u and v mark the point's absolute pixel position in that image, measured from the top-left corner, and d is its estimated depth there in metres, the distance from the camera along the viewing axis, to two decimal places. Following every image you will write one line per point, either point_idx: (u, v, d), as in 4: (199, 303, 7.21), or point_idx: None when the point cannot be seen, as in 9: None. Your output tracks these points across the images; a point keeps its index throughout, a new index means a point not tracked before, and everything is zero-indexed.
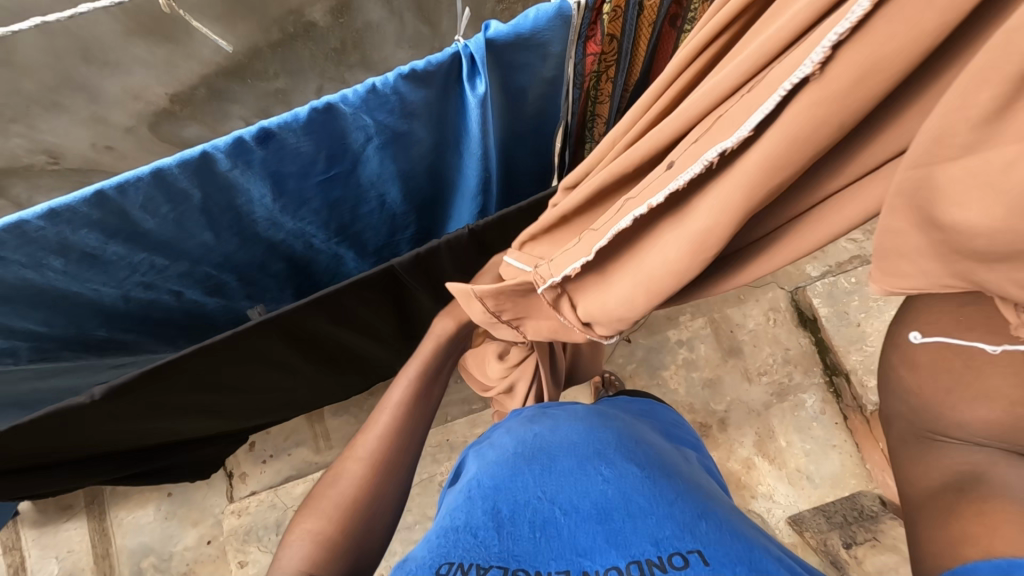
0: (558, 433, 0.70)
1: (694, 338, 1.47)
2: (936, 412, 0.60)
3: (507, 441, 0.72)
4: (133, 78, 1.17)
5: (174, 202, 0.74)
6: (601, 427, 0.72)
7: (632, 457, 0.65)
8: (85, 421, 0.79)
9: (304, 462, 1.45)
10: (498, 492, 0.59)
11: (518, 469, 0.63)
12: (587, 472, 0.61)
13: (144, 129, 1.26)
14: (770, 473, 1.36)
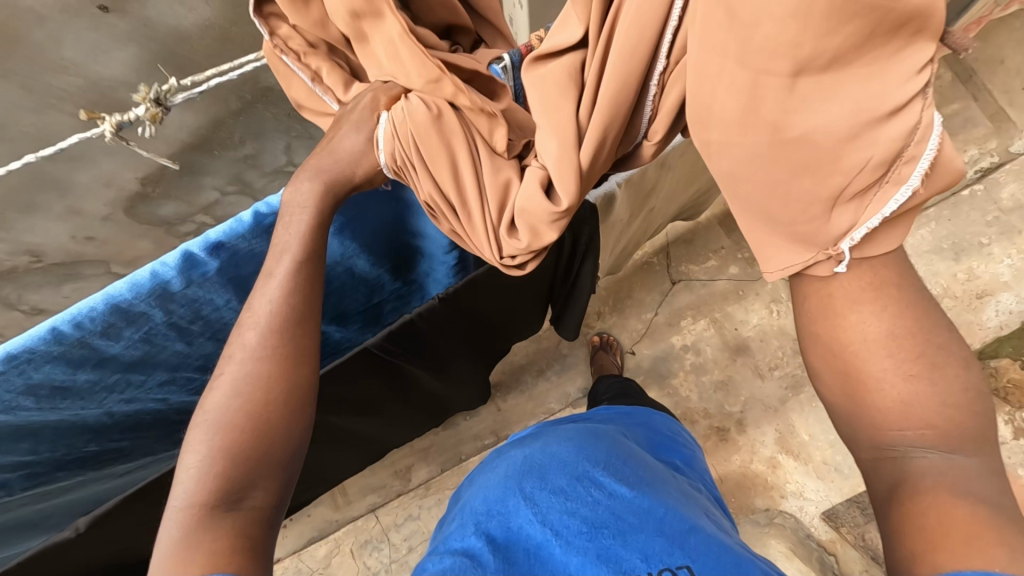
0: (546, 446, 0.64)
1: (699, 341, 1.43)
2: (867, 418, 0.54)
3: (498, 459, 0.67)
4: (101, 170, 1.15)
5: (137, 325, 0.74)
6: (591, 440, 0.65)
7: (621, 472, 0.61)
8: (69, 558, 0.81)
9: (323, 521, 1.43)
10: (490, 516, 0.57)
11: (506, 488, 0.60)
12: (578, 493, 0.58)
13: (121, 214, 1.29)
14: (796, 469, 1.33)
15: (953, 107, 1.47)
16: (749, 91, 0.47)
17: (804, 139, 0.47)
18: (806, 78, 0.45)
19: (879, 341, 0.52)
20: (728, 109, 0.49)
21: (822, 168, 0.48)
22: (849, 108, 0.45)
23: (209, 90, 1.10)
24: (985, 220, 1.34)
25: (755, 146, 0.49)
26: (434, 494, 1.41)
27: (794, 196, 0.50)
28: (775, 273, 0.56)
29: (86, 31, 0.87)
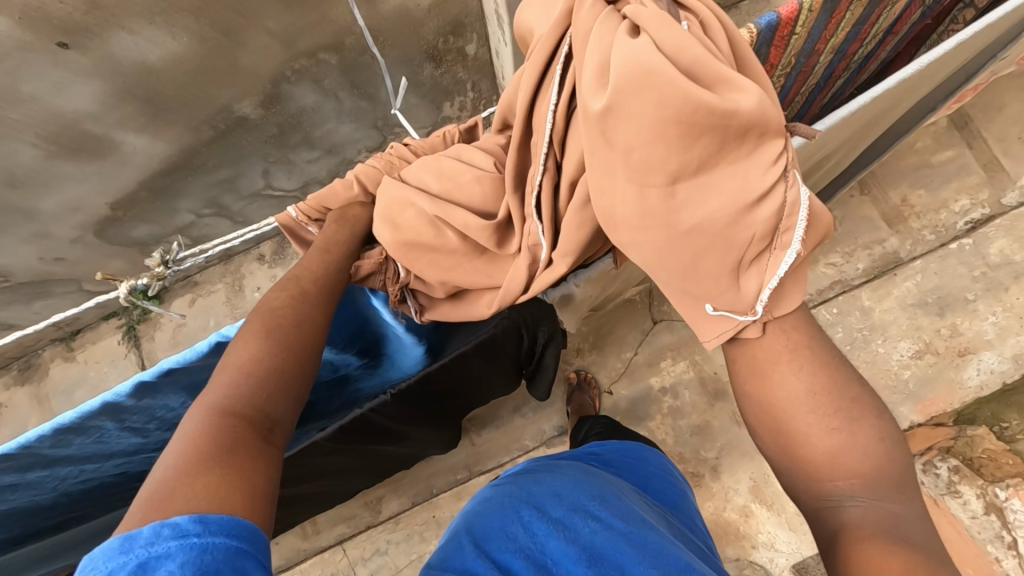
0: (543, 480, 0.67)
1: (677, 384, 1.41)
2: (802, 472, 0.55)
3: (496, 490, 0.70)
4: (68, 197, 1.12)
5: (89, 435, 0.72)
6: (589, 477, 0.69)
7: (616, 507, 0.62)
8: None
9: (291, 550, 1.41)
10: (489, 538, 0.59)
11: (503, 514, 0.62)
12: (577, 521, 0.59)
13: (91, 236, 1.26)
14: (769, 519, 1.31)
15: (946, 155, 1.41)
16: (638, 197, 0.50)
17: (695, 225, 0.50)
18: (680, 181, 0.48)
19: (800, 400, 0.54)
20: (623, 217, 0.52)
21: (712, 248, 0.50)
22: (724, 199, 0.48)
23: (180, 120, 1.06)
24: (971, 275, 1.32)
25: (656, 239, 0.52)
26: (403, 529, 1.39)
27: (703, 276, 0.52)
28: (712, 340, 0.57)
29: (44, 65, 0.84)
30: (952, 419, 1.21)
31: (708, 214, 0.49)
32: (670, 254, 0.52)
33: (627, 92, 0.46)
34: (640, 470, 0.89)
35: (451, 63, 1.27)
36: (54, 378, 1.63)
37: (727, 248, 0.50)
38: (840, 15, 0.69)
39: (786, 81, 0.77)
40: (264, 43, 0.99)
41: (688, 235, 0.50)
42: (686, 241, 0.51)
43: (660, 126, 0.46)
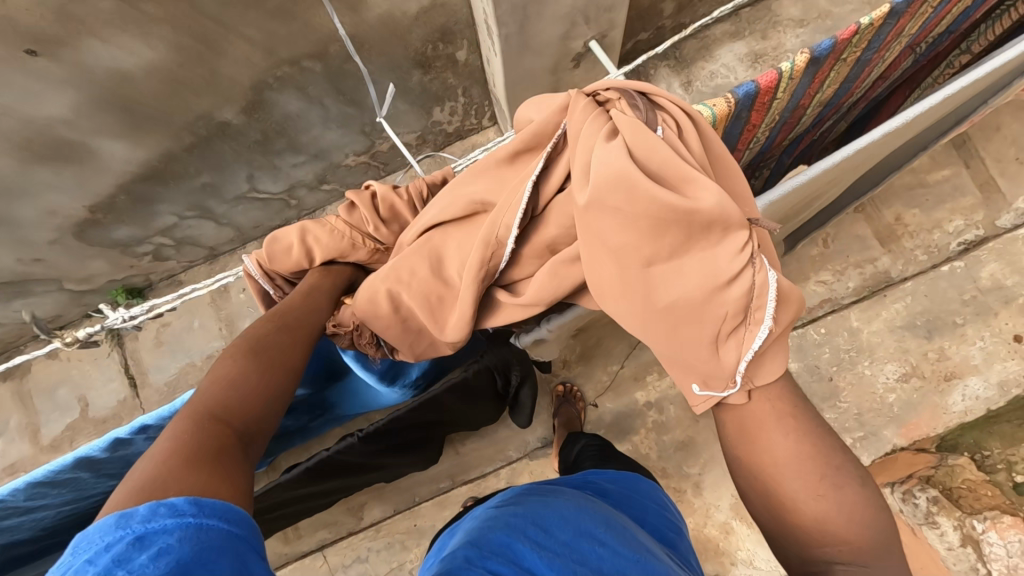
0: (549, 504, 0.70)
1: (663, 399, 1.41)
2: (792, 533, 0.54)
3: (500, 508, 0.72)
4: (43, 200, 1.09)
5: (63, 484, 0.73)
6: (591, 507, 0.72)
7: (622, 535, 0.67)
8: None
9: (273, 554, 1.41)
10: (496, 556, 0.61)
11: (509, 534, 0.64)
12: (586, 545, 0.63)
13: (69, 238, 1.24)
14: (748, 537, 1.31)
15: (943, 173, 1.39)
16: (616, 276, 0.54)
17: (668, 303, 0.53)
18: (651, 263, 0.53)
19: (788, 464, 0.52)
20: (606, 294, 0.56)
21: (688, 325, 0.53)
22: (693, 279, 0.52)
23: (158, 126, 1.04)
24: (961, 299, 1.31)
25: (633, 314, 0.55)
26: (385, 537, 1.39)
27: (684, 351, 0.55)
28: (702, 404, 0.56)
29: (14, 74, 0.82)
30: (935, 444, 1.21)
31: (680, 292, 0.52)
32: (650, 327, 0.55)
33: (605, 191, 0.52)
34: (637, 496, 0.91)
35: (441, 70, 1.23)
36: (36, 375, 1.61)
37: (701, 326, 0.52)
38: (821, 75, 0.71)
39: (774, 128, 0.81)
40: (244, 51, 0.96)
41: (663, 310, 0.54)
42: (662, 316, 0.54)
43: (628, 220, 0.52)
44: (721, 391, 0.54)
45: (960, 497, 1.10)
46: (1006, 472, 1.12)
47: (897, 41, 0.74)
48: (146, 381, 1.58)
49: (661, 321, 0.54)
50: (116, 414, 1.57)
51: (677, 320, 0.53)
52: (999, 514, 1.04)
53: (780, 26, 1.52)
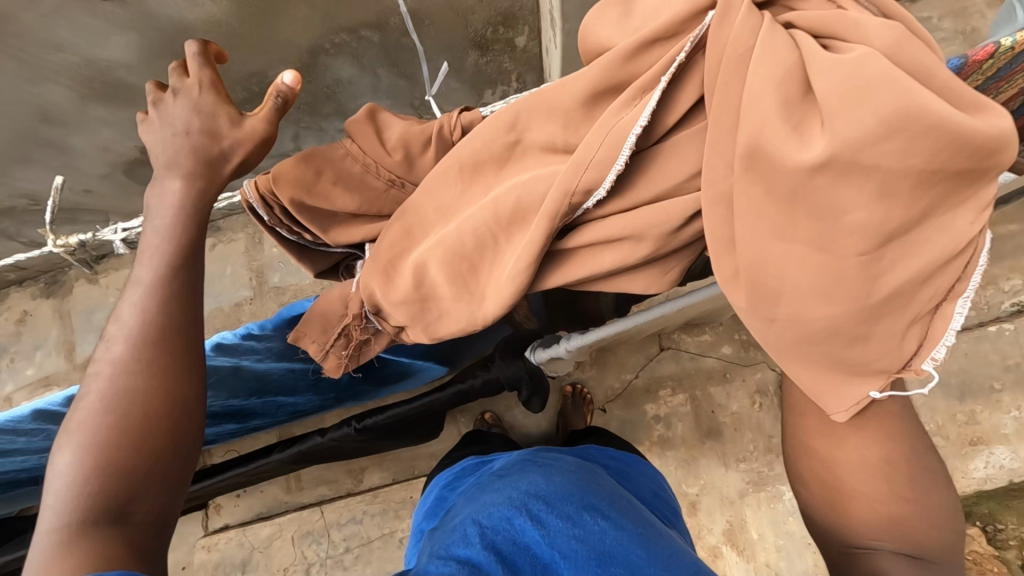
0: (551, 478, 0.71)
1: (672, 415, 1.39)
2: (843, 524, 0.53)
3: (504, 480, 0.73)
4: (98, 137, 1.13)
5: None
6: (593, 482, 0.72)
7: (625, 513, 0.67)
8: None
9: (273, 500, 1.48)
10: (497, 530, 0.62)
11: (511, 507, 0.65)
12: (586, 521, 0.63)
13: (118, 174, 1.28)
14: (737, 564, 1.30)
15: (1009, 229, 1.30)
16: (832, 251, 0.41)
17: (884, 288, 0.42)
18: (888, 232, 0.40)
19: (876, 466, 0.51)
20: (801, 280, 0.43)
21: (880, 315, 0.43)
22: (927, 254, 0.41)
23: None
24: (1003, 364, 1.24)
25: (830, 302, 0.43)
26: (380, 503, 1.44)
27: (871, 347, 0.45)
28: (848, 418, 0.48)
29: (82, 16, 0.84)
30: None
31: (903, 273, 0.41)
32: (843, 320, 0.43)
33: (862, 137, 0.37)
34: (635, 477, 0.90)
35: (498, 53, 1.21)
36: (76, 297, 1.70)
37: (905, 311, 0.43)
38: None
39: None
40: (305, 13, 0.96)
41: (873, 297, 0.42)
42: (868, 306, 0.42)
43: (889, 170, 0.38)
44: (880, 392, 0.47)
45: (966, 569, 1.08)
46: (1017, 550, 1.09)
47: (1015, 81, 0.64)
48: None
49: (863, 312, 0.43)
50: None
51: (879, 308, 0.43)
52: None
53: None
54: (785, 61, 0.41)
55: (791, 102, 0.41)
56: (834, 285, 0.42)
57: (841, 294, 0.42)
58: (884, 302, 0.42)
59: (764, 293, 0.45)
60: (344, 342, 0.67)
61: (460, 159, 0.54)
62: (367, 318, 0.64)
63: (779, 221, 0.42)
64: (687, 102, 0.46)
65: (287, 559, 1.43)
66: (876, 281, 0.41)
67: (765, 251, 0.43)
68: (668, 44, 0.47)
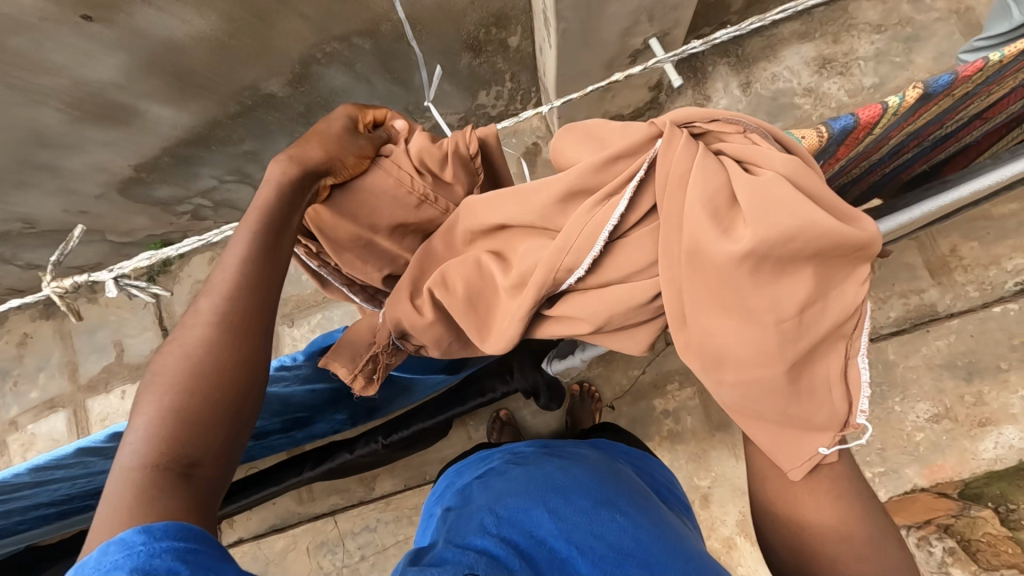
0: (567, 474, 0.70)
1: (681, 410, 1.39)
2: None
3: (517, 472, 0.71)
4: (92, 157, 1.12)
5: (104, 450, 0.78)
6: (610, 477, 0.71)
7: (642, 508, 0.65)
8: None
9: (286, 512, 1.48)
10: (513, 526, 0.61)
11: (527, 501, 0.64)
12: (603, 517, 0.61)
13: (114, 193, 1.26)
14: (752, 554, 1.30)
15: (1011, 208, 1.29)
16: (760, 327, 0.49)
17: (807, 352, 0.50)
18: (803, 307, 0.48)
19: (834, 530, 0.58)
20: (741, 354, 0.50)
21: (804, 377, 0.51)
22: (834, 321, 0.49)
23: (206, 95, 1.04)
24: (1009, 344, 1.24)
25: (768, 368, 0.50)
26: (393, 510, 1.44)
27: (807, 404, 0.52)
28: (798, 469, 0.56)
29: (70, 38, 0.82)
30: (957, 490, 1.19)
31: (817, 338, 0.50)
32: (777, 386, 0.51)
33: (769, 232, 0.46)
34: (649, 471, 0.87)
35: (491, 54, 1.19)
36: (77, 317, 1.69)
37: (824, 369, 0.52)
38: (921, 112, 0.64)
39: (854, 157, 0.73)
40: (296, 25, 0.95)
41: (798, 361, 0.50)
42: (796, 368, 0.50)
43: (789, 259, 0.47)
44: (828, 447, 0.55)
45: (978, 550, 1.04)
46: None
47: (1008, 83, 0.65)
48: None
49: (794, 374, 0.51)
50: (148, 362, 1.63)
51: (804, 367, 0.51)
52: None
53: (854, 30, 1.42)
54: (711, 183, 0.49)
55: (719, 210, 0.49)
56: (770, 356, 0.49)
57: (775, 362, 0.49)
58: (806, 362, 0.51)
59: (717, 365, 0.52)
60: (371, 366, 0.73)
61: (468, 227, 0.63)
62: (394, 343, 0.72)
63: (717, 304, 0.50)
64: (644, 206, 0.53)
65: (304, 570, 1.44)
66: (800, 349, 0.49)
67: (714, 329, 0.50)
68: (627, 160, 0.54)
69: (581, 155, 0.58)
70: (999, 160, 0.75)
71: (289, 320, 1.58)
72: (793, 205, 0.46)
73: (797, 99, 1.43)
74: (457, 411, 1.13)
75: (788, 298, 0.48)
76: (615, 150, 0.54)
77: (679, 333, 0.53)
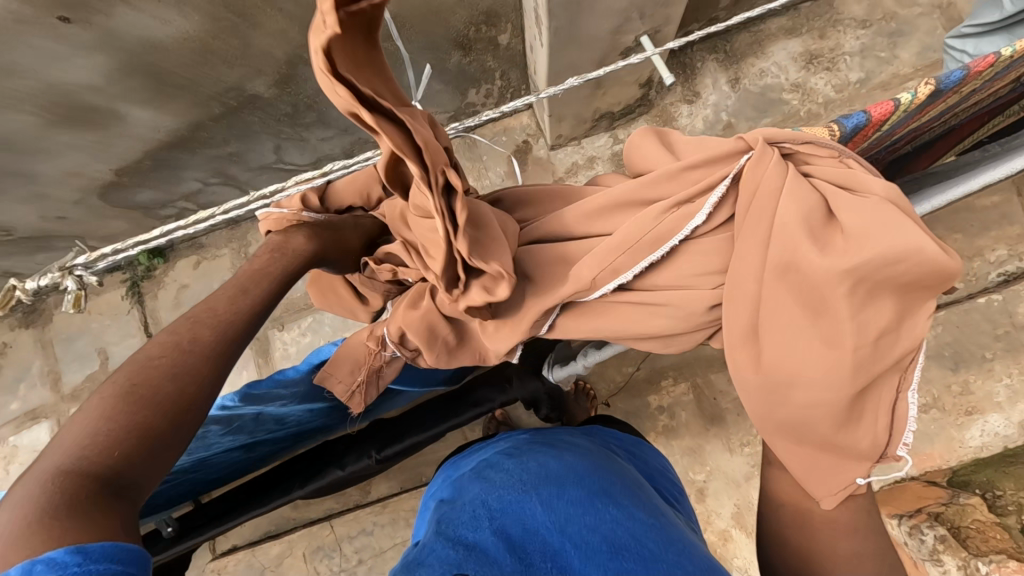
0: (563, 462, 0.68)
1: (675, 405, 1.40)
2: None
3: (510, 464, 0.70)
4: (69, 162, 1.09)
5: None
6: (605, 468, 0.70)
7: (637, 501, 0.64)
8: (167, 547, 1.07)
9: (280, 518, 1.46)
10: (506, 516, 0.59)
11: (521, 493, 0.62)
12: (596, 508, 0.60)
13: (93, 198, 1.23)
14: (747, 546, 1.31)
15: (993, 199, 1.32)
16: (835, 348, 0.53)
17: (870, 382, 0.55)
18: (879, 335, 0.53)
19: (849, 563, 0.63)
20: (807, 370, 0.55)
21: (855, 406, 0.56)
22: (899, 357, 0.55)
23: (186, 95, 1.01)
24: (993, 333, 1.27)
25: (834, 392, 0.54)
26: (390, 513, 1.43)
27: (858, 431, 0.57)
28: (831, 499, 0.61)
29: (45, 39, 0.79)
30: (946, 477, 1.22)
31: (882, 368, 0.55)
32: (834, 412, 0.56)
33: (869, 255, 0.51)
34: (641, 460, 0.86)
35: (481, 53, 1.18)
36: (57, 324, 1.64)
37: (878, 402, 0.57)
38: (926, 109, 0.66)
39: (858, 153, 0.74)
40: (281, 25, 0.92)
41: (862, 387, 0.55)
42: (856, 397, 0.55)
43: (871, 284, 0.52)
44: (863, 479, 0.60)
45: (968, 537, 1.06)
46: (1016, 515, 1.07)
47: (1001, 82, 0.68)
48: None
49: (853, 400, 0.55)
50: None
51: (862, 396, 0.56)
52: (1005, 558, 0.99)
53: (840, 25, 1.43)
54: (810, 200, 0.55)
55: (816, 226, 0.54)
56: (834, 378, 0.54)
57: (840, 385, 0.54)
58: (866, 390, 0.56)
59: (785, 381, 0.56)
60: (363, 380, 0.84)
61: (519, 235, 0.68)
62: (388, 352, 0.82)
63: (793, 321, 0.55)
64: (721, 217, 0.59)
65: None
66: (866, 375, 0.54)
67: (784, 341, 0.56)
68: (704, 168, 0.60)
69: (657, 161, 0.65)
70: (987, 154, 0.77)
71: (277, 324, 1.55)
72: (893, 227, 0.51)
73: (785, 95, 1.44)
74: (452, 423, 1.09)
75: (869, 319, 0.53)
76: (698, 156, 0.60)
77: (747, 346, 0.58)
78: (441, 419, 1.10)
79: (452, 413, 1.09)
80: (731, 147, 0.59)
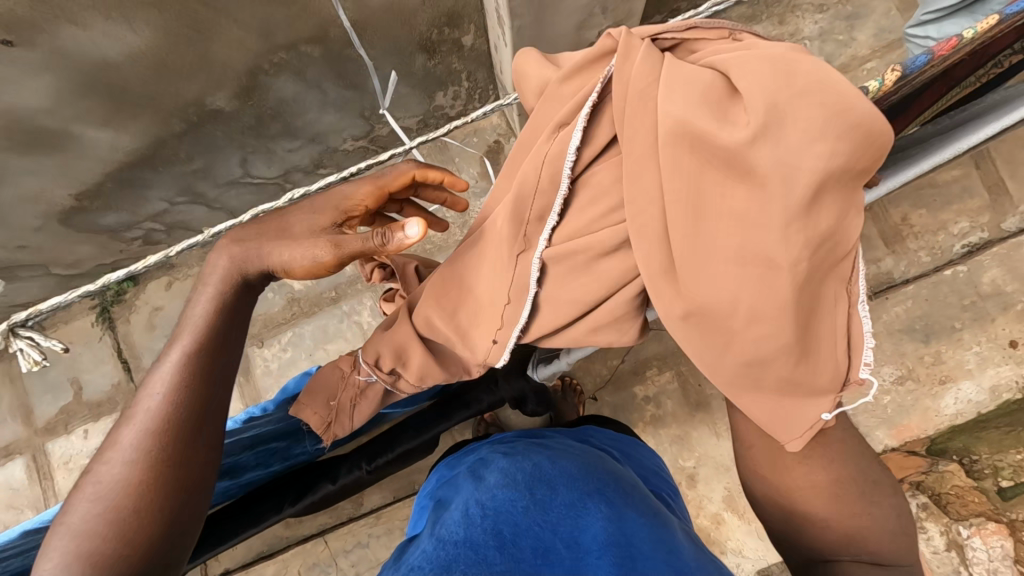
0: (557, 462, 0.69)
1: (661, 394, 1.42)
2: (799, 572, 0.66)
3: (504, 464, 0.70)
4: (27, 188, 1.05)
5: None
6: (600, 467, 0.70)
7: (631, 499, 0.64)
8: None
9: (273, 538, 1.44)
10: (497, 514, 0.59)
11: (513, 492, 0.62)
12: (587, 509, 0.60)
13: (54, 224, 1.19)
14: (739, 528, 1.34)
15: (953, 174, 1.35)
16: (779, 245, 0.51)
17: (812, 283, 0.54)
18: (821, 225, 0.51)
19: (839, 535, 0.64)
20: (749, 309, 0.54)
21: (805, 317, 0.55)
22: (838, 250, 0.53)
23: (144, 114, 0.98)
24: (960, 303, 1.31)
25: (781, 298, 0.53)
26: (384, 524, 1.42)
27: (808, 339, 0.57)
28: (794, 443, 0.63)
29: None
30: (925, 446, 1.26)
31: (823, 261, 0.53)
32: (783, 319, 0.54)
33: (799, 133, 0.48)
34: (637, 459, 0.87)
35: (446, 55, 1.17)
36: None
37: (823, 308, 0.57)
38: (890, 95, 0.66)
39: None
40: (238, 37, 0.90)
41: (806, 287, 0.54)
42: (803, 300, 0.54)
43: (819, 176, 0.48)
44: (828, 414, 0.61)
45: (948, 502, 1.18)
46: (992, 478, 1.18)
47: (957, 57, 0.67)
48: (140, 365, 1.56)
49: (801, 302, 0.54)
50: (110, 398, 1.55)
51: (809, 299, 0.55)
52: (984, 521, 1.14)
53: (799, 11, 1.46)
54: (715, 88, 0.52)
55: (727, 109, 0.51)
56: (778, 283, 0.52)
57: (789, 287, 0.52)
58: (810, 292, 0.55)
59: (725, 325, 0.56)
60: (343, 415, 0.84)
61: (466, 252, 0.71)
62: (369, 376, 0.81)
63: (732, 228, 0.52)
64: (602, 138, 0.59)
65: None
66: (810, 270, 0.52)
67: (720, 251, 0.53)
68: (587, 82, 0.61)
69: (546, 74, 0.65)
70: (946, 130, 0.78)
71: (257, 341, 1.52)
72: (818, 92, 0.47)
73: None
74: (443, 427, 1.10)
75: (804, 238, 0.50)
76: (576, 61, 0.61)
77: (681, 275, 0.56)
78: (431, 429, 1.11)
79: (443, 420, 1.10)
80: (601, 48, 0.59)
